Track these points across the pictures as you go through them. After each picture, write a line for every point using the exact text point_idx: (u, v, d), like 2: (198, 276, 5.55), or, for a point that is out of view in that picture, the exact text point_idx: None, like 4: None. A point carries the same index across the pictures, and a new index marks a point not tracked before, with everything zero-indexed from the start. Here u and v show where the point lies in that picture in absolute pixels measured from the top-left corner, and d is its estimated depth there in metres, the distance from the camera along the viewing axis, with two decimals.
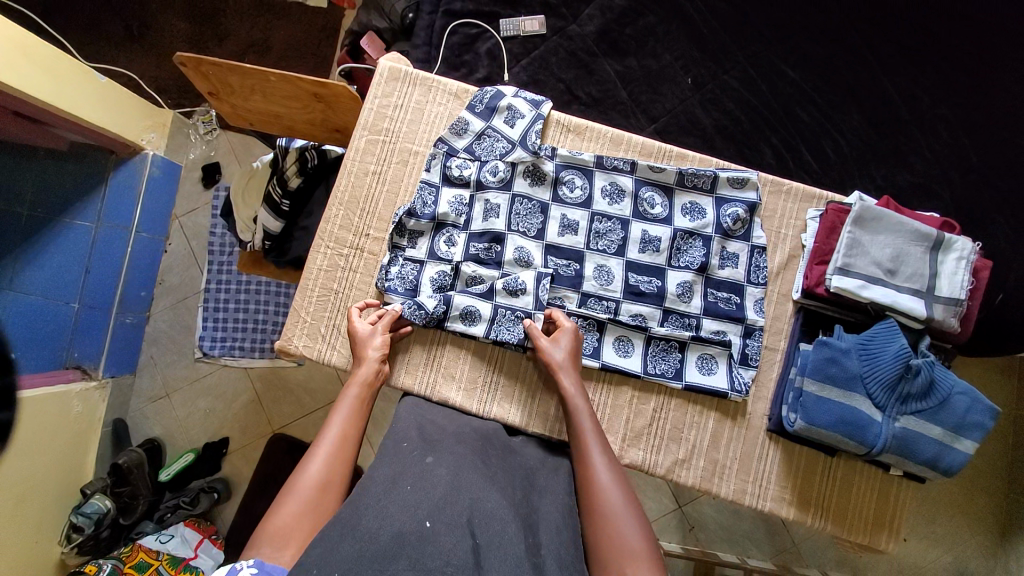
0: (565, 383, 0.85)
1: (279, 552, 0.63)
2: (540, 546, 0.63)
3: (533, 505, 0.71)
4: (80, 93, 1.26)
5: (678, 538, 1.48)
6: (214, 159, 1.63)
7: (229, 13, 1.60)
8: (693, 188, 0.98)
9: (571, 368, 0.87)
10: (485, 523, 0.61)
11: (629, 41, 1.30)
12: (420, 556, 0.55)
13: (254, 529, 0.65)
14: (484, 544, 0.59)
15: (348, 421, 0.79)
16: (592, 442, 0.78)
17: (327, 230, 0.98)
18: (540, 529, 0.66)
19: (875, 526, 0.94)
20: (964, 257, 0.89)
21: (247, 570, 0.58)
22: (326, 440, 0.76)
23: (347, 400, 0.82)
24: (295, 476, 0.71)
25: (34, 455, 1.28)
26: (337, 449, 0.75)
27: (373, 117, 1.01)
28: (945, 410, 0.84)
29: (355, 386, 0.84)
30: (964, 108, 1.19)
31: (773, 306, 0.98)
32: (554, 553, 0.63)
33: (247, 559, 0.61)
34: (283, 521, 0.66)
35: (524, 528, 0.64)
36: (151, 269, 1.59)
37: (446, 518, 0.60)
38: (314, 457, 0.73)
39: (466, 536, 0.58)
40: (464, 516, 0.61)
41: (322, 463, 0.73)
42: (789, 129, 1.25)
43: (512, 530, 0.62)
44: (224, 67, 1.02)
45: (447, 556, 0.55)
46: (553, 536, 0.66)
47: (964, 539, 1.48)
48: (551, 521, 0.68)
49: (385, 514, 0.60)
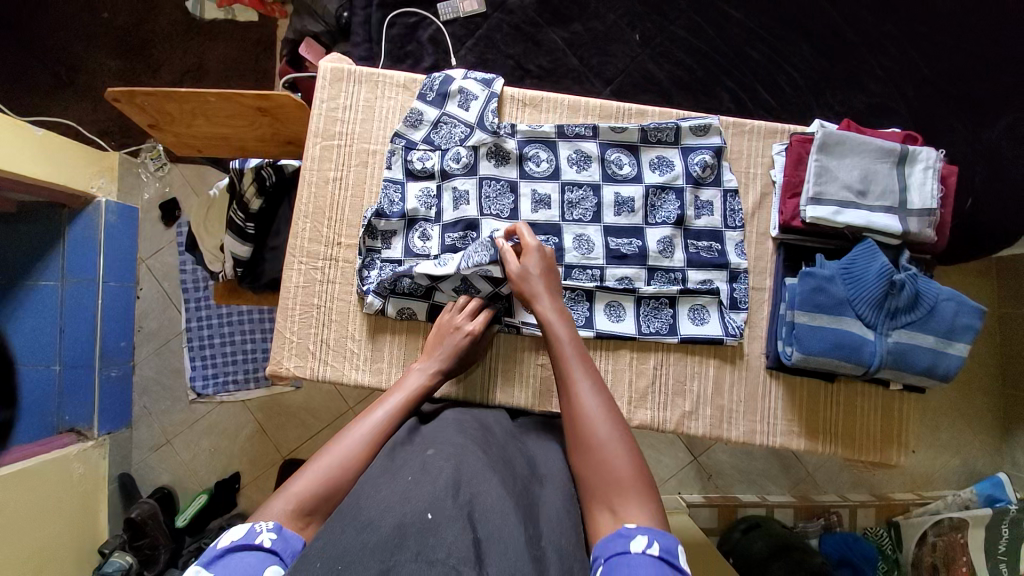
0: (541, 306, 0.84)
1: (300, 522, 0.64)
2: (541, 537, 0.62)
3: (534, 495, 0.69)
4: (16, 147, 1.18)
5: (698, 489, 1.50)
6: (171, 195, 1.57)
7: (157, 41, 1.53)
8: (658, 142, 0.97)
9: (546, 290, 0.85)
10: (485, 516, 0.60)
11: (571, 6, 1.27)
12: (423, 548, 0.54)
13: (279, 487, 0.66)
14: (485, 538, 0.57)
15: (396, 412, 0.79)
16: (579, 372, 0.78)
17: (297, 245, 0.96)
18: (540, 519, 0.65)
19: (883, 442, 0.97)
20: (930, 166, 0.90)
21: (267, 534, 0.60)
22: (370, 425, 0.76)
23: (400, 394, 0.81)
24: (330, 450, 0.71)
25: (42, 526, 1.24)
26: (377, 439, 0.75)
27: (324, 122, 0.97)
28: (934, 318, 0.85)
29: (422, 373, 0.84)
30: (909, 22, 1.20)
31: (754, 246, 0.98)
32: (556, 543, 0.61)
33: (268, 519, 0.62)
34: (310, 491, 0.66)
35: (525, 519, 0.62)
36: (127, 317, 1.54)
37: (448, 510, 0.59)
38: (352, 438, 0.73)
39: (467, 529, 0.57)
40: (465, 509, 0.60)
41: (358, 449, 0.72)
42: (743, 70, 1.25)
43: (514, 524, 0.60)
44: (160, 96, 0.97)
45: (450, 549, 0.53)
46: (554, 527, 0.63)
47: (969, 439, 1.53)
48: (552, 511, 0.66)
49: (386, 507, 0.59)
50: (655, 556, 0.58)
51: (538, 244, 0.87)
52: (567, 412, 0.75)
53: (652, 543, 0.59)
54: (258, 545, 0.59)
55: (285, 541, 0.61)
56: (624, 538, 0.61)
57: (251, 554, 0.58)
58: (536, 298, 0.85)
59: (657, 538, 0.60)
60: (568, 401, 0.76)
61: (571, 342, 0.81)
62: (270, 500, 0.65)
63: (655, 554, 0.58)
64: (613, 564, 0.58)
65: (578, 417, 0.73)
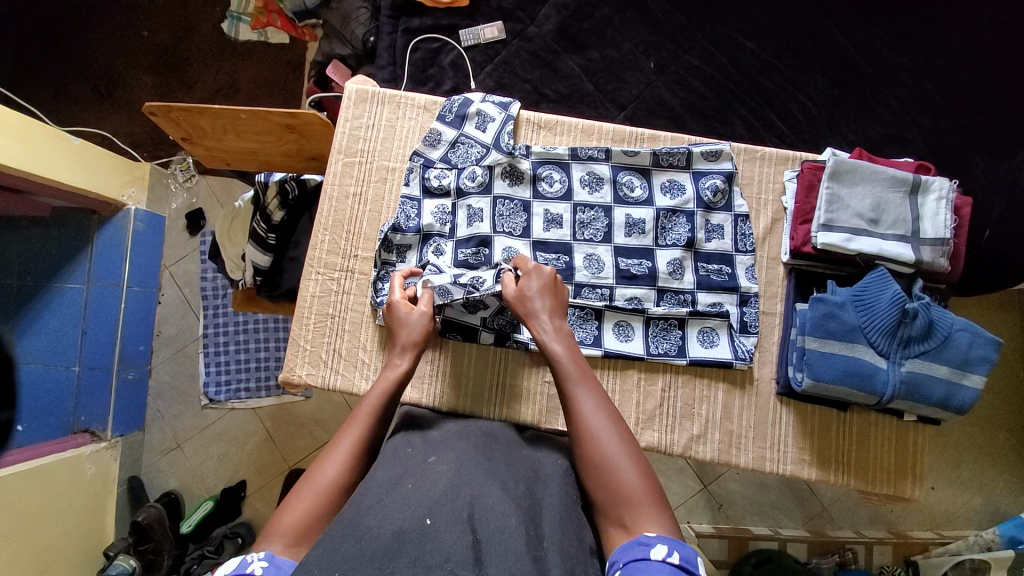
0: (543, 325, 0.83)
1: (293, 549, 0.63)
2: (542, 538, 0.62)
3: (536, 496, 0.70)
4: (56, 158, 1.25)
5: (708, 519, 1.47)
6: (198, 206, 1.63)
7: (193, 60, 1.61)
8: (669, 166, 0.99)
9: (549, 308, 0.84)
10: (485, 517, 0.61)
11: (588, 34, 1.32)
12: (420, 553, 0.54)
13: (267, 522, 0.65)
14: (484, 539, 0.58)
15: (372, 421, 0.77)
16: (580, 387, 0.76)
17: (316, 256, 0.99)
18: (542, 522, 0.65)
19: (897, 475, 0.94)
20: (943, 196, 0.90)
21: (258, 562, 0.59)
22: (347, 441, 0.74)
23: (369, 402, 0.78)
24: (312, 473, 0.70)
25: (51, 524, 1.26)
26: (357, 456, 0.73)
27: (348, 140, 1.01)
28: (948, 348, 0.84)
29: (387, 380, 0.81)
30: (924, 54, 1.22)
31: (765, 271, 0.99)
32: (558, 544, 0.62)
33: (258, 551, 0.61)
34: (297, 519, 0.65)
35: (526, 520, 0.63)
36: (147, 321, 1.58)
37: (447, 514, 0.59)
38: (331, 459, 0.72)
39: (466, 532, 0.57)
40: (464, 511, 0.60)
41: (338, 467, 0.71)
42: (756, 97, 1.27)
43: (514, 524, 0.61)
44: (195, 112, 1.03)
45: (449, 552, 0.54)
46: (555, 529, 0.64)
47: (992, 479, 1.48)
48: (553, 513, 0.67)
49: (385, 514, 0.60)
50: (676, 565, 0.57)
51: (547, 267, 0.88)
52: (573, 429, 0.74)
53: (673, 552, 0.58)
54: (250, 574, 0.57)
55: (276, 568, 0.59)
56: (644, 546, 0.60)
57: None
58: (535, 314, 0.83)
59: (676, 548, 0.59)
60: (573, 419, 0.74)
61: (572, 356, 0.80)
62: (260, 541, 0.63)
63: (676, 562, 0.57)
64: (631, 568, 0.58)
65: (583, 435, 0.72)
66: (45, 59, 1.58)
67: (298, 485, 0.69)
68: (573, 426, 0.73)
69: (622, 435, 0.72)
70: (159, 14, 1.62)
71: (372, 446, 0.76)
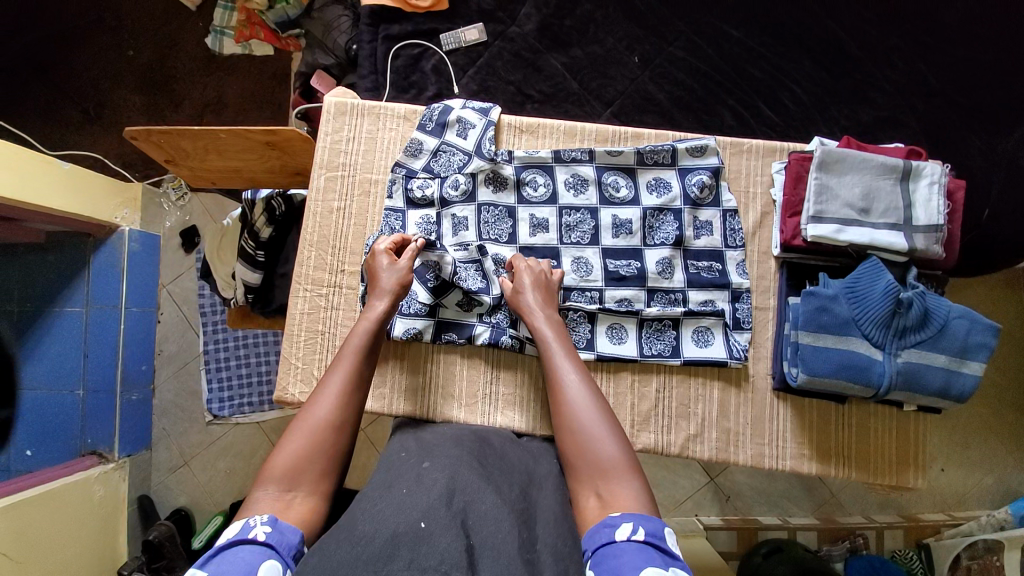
0: (532, 308, 0.87)
1: (289, 492, 0.67)
2: (536, 542, 0.62)
3: (530, 501, 0.70)
4: (47, 184, 1.25)
5: (716, 511, 1.46)
6: (191, 223, 1.63)
7: (179, 78, 1.61)
8: (655, 164, 0.98)
9: (543, 299, 0.88)
10: (479, 525, 0.61)
11: (570, 32, 1.30)
12: (415, 555, 0.54)
13: (261, 468, 0.68)
14: (479, 545, 0.58)
15: (358, 360, 0.81)
16: (562, 360, 0.82)
17: (303, 273, 0.98)
18: (536, 527, 0.65)
19: (899, 466, 0.93)
20: (934, 181, 0.88)
21: (261, 527, 0.60)
22: (333, 381, 0.77)
23: (353, 343, 0.82)
24: (303, 415, 0.74)
25: (63, 545, 1.28)
26: (348, 392, 0.77)
27: (329, 154, 1.01)
28: (945, 337, 0.83)
29: (367, 321, 0.84)
30: (914, 34, 1.19)
31: (756, 266, 0.97)
32: (550, 545, 0.61)
33: (262, 514, 0.63)
34: (292, 461, 0.69)
35: (520, 524, 0.63)
36: (149, 341, 1.59)
37: (443, 518, 0.59)
38: (323, 397, 0.76)
39: (460, 537, 0.57)
40: (459, 516, 0.60)
41: (330, 406, 0.75)
42: (744, 87, 1.25)
43: (508, 529, 0.61)
44: (175, 134, 1.02)
45: (443, 555, 0.54)
46: (550, 532, 0.64)
47: (1000, 458, 1.46)
48: (547, 518, 0.66)
49: (380, 519, 0.59)
50: (641, 541, 0.60)
51: (535, 266, 0.90)
52: (555, 401, 0.80)
53: (637, 529, 0.61)
54: (252, 539, 0.58)
55: (280, 534, 0.60)
56: (609, 528, 0.63)
57: (247, 547, 0.57)
58: (530, 312, 0.87)
59: (641, 523, 0.62)
60: (556, 391, 0.80)
61: (556, 334, 0.85)
62: (256, 490, 0.66)
63: (640, 539, 0.60)
64: (601, 554, 0.61)
65: (563, 405, 0.78)
66: (33, 84, 1.58)
67: (291, 425, 0.73)
68: (556, 397, 0.79)
69: (602, 408, 0.77)
70: (143, 33, 1.62)
71: (359, 382, 0.79)
